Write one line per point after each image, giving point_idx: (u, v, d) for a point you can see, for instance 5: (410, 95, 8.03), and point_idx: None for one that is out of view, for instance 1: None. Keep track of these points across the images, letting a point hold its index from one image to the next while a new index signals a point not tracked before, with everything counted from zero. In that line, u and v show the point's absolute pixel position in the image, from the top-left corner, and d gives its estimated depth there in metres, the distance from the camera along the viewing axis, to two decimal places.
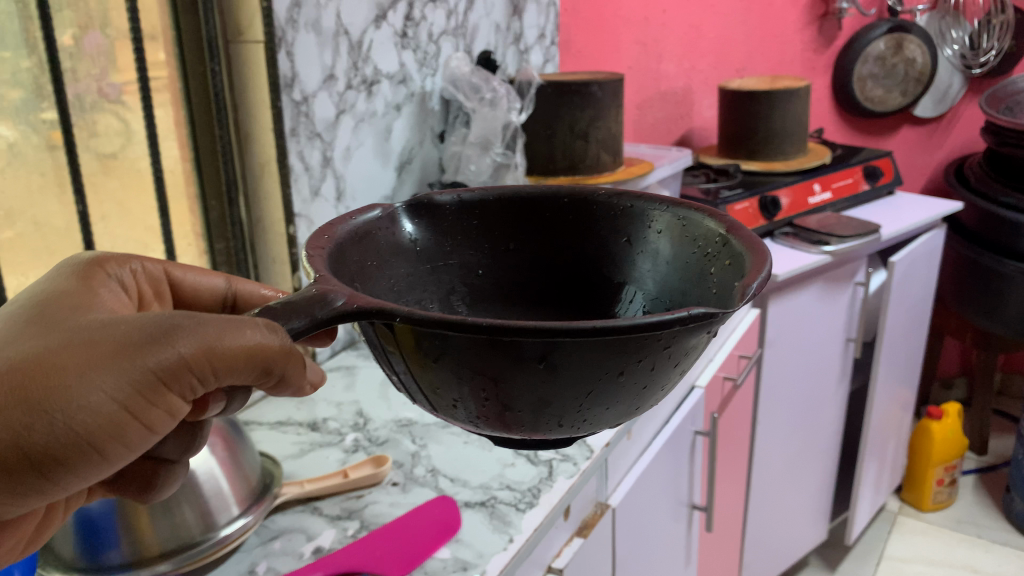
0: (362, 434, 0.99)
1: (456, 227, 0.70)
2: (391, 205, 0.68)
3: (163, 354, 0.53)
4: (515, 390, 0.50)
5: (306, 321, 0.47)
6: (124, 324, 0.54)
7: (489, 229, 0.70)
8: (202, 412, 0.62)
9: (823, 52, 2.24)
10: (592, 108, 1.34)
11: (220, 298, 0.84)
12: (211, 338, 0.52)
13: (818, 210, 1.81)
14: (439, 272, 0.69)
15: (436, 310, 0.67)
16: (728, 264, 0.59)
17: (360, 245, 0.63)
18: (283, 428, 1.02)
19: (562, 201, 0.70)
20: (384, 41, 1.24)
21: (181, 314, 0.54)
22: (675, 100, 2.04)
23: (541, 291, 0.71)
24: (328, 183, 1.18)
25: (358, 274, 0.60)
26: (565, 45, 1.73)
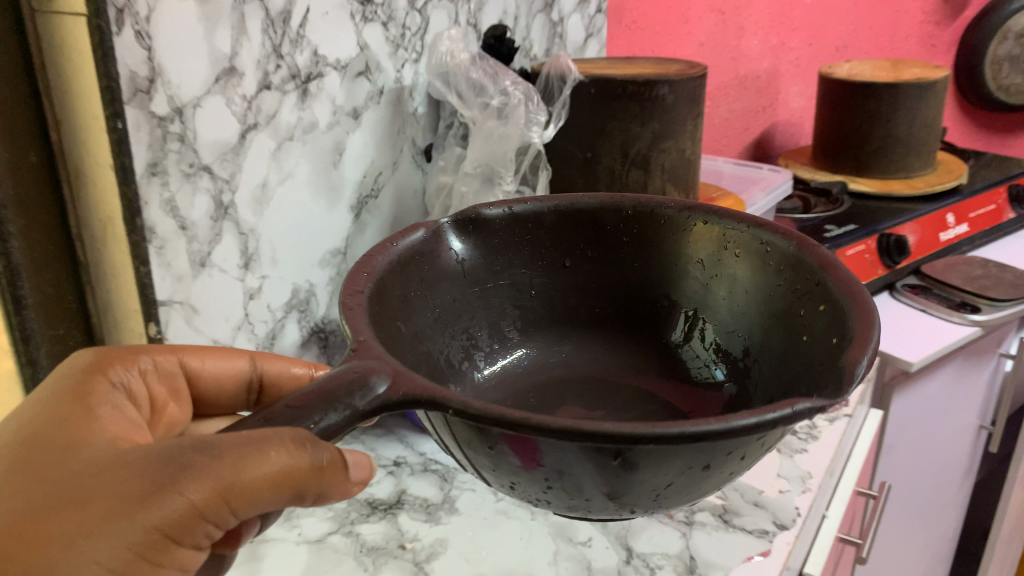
0: None
1: (507, 240, 0.64)
2: (434, 223, 0.61)
3: (168, 508, 0.42)
4: (581, 482, 0.44)
5: (335, 413, 0.40)
6: (127, 466, 0.43)
7: (543, 244, 0.65)
8: (237, 540, 0.54)
9: (947, 25, 1.73)
10: (659, 125, 0.86)
11: (245, 385, 0.64)
12: (231, 474, 0.43)
13: (953, 250, 1.32)
14: (488, 296, 0.64)
15: (479, 338, 0.65)
16: (828, 312, 0.51)
17: (420, 271, 0.59)
18: None
19: (628, 215, 0.65)
20: (331, 10, 0.76)
21: (193, 443, 0.44)
22: (758, 88, 1.54)
23: (599, 312, 0.68)
24: (225, 244, 0.72)
25: (398, 315, 0.54)
26: (616, 15, 1.24)
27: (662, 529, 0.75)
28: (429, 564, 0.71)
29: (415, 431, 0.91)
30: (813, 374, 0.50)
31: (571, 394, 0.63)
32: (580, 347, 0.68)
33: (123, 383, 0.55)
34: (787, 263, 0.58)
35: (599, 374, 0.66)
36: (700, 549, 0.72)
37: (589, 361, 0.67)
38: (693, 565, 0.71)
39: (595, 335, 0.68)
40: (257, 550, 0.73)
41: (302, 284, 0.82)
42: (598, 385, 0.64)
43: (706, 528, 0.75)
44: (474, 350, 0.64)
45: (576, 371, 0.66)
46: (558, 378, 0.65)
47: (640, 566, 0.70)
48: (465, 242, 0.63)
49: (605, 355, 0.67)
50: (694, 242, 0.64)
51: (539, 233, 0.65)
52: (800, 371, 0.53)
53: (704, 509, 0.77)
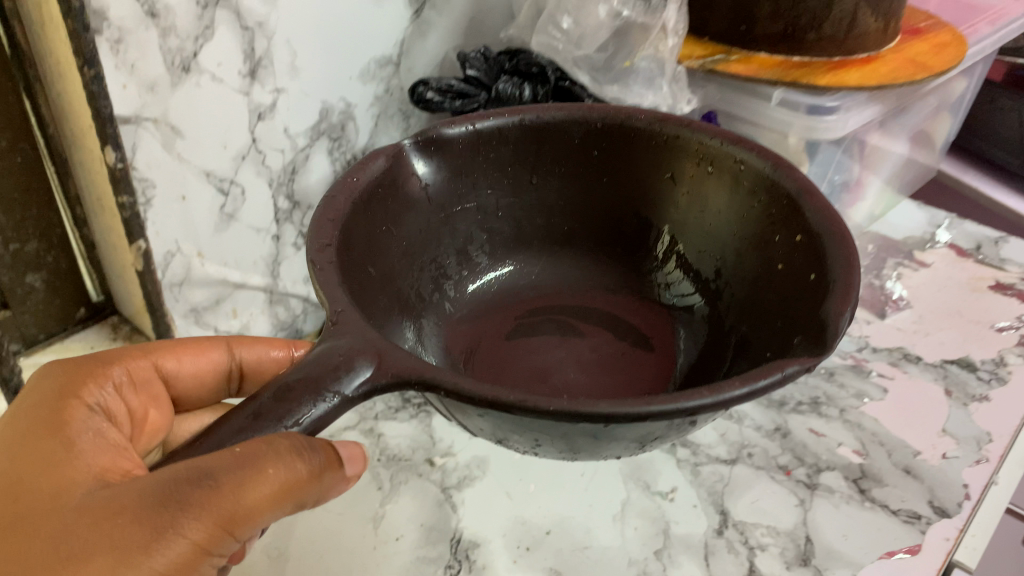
0: None
1: (472, 162, 0.54)
2: (394, 148, 0.50)
3: (164, 557, 0.30)
4: (574, 446, 0.37)
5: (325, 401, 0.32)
6: (121, 507, 0.31)
7: (508, 165, 0.55)
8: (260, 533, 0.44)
9: None
10: None
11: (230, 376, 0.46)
12: (231, 505, 0.31)
13: None
14: (453, 223, 0.55)
15: (450, 271, 0.56)
16: (810, 243, 0.45)
17: (377, 211, 0.48)
18: None
19: (604, 135, 0.55)
20: None
21: (183, 472, 0.31)
22: None
23: (566, 230, 0.59)
24: (223, 40, 0.50)
25: (370, 261, 0.46)
26: None
27: (773, 492, 0.56)
28: (459, 492, 0.56)
29: None
30: (781, 322, 0.45)
31: (547, 323, 0.56)
32: (543, 266, 0.60)
33: (98, 404, 0.38)
34: (759, 195, 0.50)
35: (568, 304, 0.58)
36: (822, 529, 0.53)
37: (555, 282, 0.59)
38: (810, 552, 0.52)
39: (563, 251, 0.60)
40: None
41: (335, 103, 0.61)
42: (566, 319, 0.57)
43: (833, 499, 0.55)
44: (443, 280, 0.55)
45: (542, 296, 0.58)
46: (528, 309, 0.57)
47: (736, 542, 0.52)
48: (426, 165, 0.52)
49: (577, 273, 0.60)
50: (669, 156, 0.55)
51: (503, 152, 0.55)
52: (760, 303, 0.49)
53: (834, 469, 0.57)
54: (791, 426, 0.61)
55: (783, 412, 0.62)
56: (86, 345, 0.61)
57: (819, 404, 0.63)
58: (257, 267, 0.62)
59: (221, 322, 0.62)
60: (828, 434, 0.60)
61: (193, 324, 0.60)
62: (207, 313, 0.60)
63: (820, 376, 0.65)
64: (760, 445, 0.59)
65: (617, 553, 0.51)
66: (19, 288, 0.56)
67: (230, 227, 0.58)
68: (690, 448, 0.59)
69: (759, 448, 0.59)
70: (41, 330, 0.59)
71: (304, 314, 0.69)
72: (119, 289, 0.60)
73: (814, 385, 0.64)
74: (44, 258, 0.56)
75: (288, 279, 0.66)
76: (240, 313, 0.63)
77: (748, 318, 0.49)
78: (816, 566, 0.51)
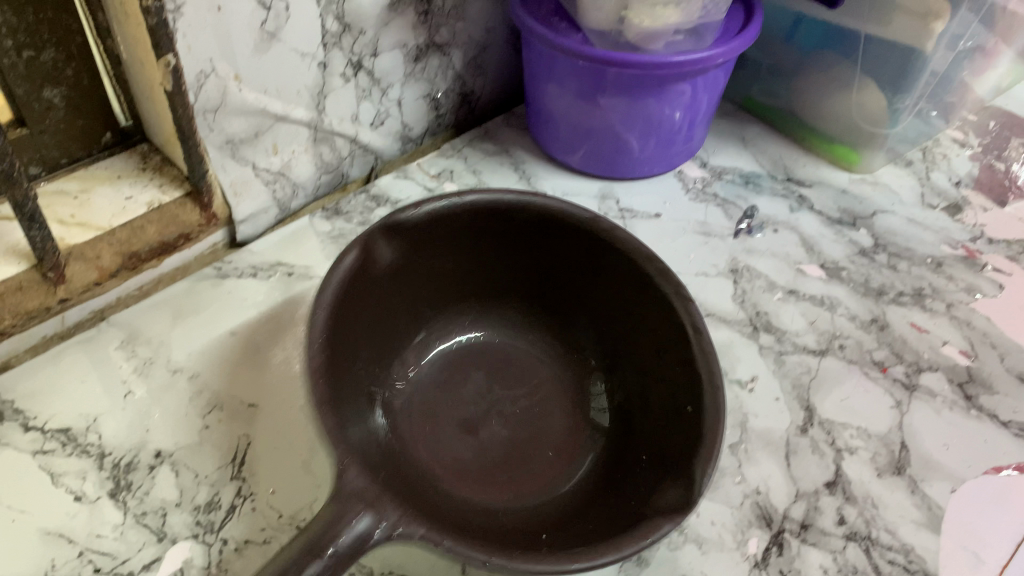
0: (203, 551, 0.41)
1: (432, 235, 0.50)
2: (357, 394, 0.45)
3: None
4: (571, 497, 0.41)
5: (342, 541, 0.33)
6: None
7: (462, 239, 0.52)
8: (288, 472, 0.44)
9: None
10: None
11: None
12: None
13: None
14: (412, 288, 0.52)
15: (411, 337, 0.53)
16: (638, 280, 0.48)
17: (361, 327, 0.47)
18: (67, 458, 0.44)
19: (552, 223, 0.50)
20: None
21: None
22: None
23: (509, 288, 0.55)
24: None
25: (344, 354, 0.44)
26: None
27: (866, 390, 0.50)
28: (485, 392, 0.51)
29: (539, 160, 0.67)
30: (665, 457, 0.43)
31: (479, 376, 0.53)
32: (504, 318, 0.56)
33: None
34: (663, 305, 0.46)
35: (519, 364, 0.54)
36: (919, 436, 0.48)
37: (512, 343, 0.56)
38: (904, 461, 0.46)
39: (507, 307, 0.56)
40: (295, 294, 0.54)
41: None
42: (508, 378, 0.53)
43: (934, 404, 0.49)
44: (405, 346, 0.53)
45: (489, 351, 0.55)
46: (471, 362, 0.54)
47: (822, 443, 0.47)
48: (393, 252, 0.48)
49: (531, 338, 0.56)
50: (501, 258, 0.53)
51: (454, 230, 0.51)
52: (655, 428, 0.46)
53: (937, 371, 0.51)
54: (889, 319, 0.54)
55: (881, 303, 0.55)
56: (113, 175, 0.55)
57: (923, 296, 0.56)
58: (302, 98, 0.55)
59: (260, 159, 0.55)
60: (930, 330, 0.54)
61: (229, 159, 0.53)
62: (245, 146, 0.54)
63: (925, 265, 0.58)
64: (854, 337, 0.53)
65: None
66: (36, 104, 0.49)
67: (272, 48, 0.50)
68: (775, 334, 0.53)
69: (852, 340, 0.53)
70: (64, 154, 0.54)
71: (351, 157, 0.62)
72: (148, 113, 0.54)
73: (918, 275, 0.57)
74: (63, 71, 0.49)
75: (335, 116, 0.58)
76: (281, 150, 0.56)
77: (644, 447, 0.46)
78: (911, 476, 0.46)
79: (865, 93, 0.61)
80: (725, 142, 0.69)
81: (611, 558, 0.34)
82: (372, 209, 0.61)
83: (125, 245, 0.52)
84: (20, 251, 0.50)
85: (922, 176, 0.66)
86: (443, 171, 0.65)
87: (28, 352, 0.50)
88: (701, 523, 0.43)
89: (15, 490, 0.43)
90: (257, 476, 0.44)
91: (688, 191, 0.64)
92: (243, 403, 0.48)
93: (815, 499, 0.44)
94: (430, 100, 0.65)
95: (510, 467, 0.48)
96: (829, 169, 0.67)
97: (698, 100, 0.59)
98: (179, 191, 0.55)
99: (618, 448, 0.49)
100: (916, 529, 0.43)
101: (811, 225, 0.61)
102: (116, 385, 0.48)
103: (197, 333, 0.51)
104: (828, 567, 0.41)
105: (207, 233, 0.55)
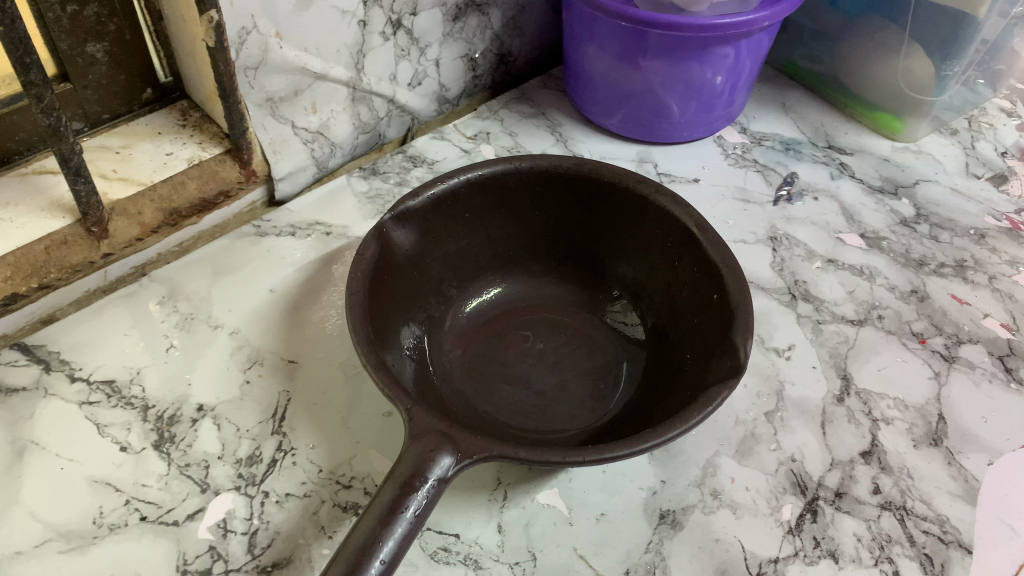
0: (246, 502, 0.42)
1: (436, 215, 0.47)
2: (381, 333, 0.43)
3: None
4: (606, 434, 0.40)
5: (421, 492, 0.33)
6: None
7: (465, 214, 0.49)
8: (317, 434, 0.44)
9: None
10: None
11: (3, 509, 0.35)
12: None
13: None
14: (425, 269, 0.48)
15: (440, 317, 0.50)
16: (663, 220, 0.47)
17: (392, 302, 0.45)
18: (112, 409, 0.45)
19: (545, 174, 0.48)
20: None
21: None
22: None
23: (514, 253, 0.53)
24: None
25: (377, 308, 0.43)
26: None
27: (904, 361, 0.50)
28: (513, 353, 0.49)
29: (576, 123, 0.66)
30: (704, 346, 0.43)
31: (517, 338, 0.50)
32: (517, 283, 0.53)
33: None
34: (687, 239, 0.46)
35: (547, 315, 0.52)
36: (957, 408, 0.47)
37: (531, 298, 0.53)
38: (941, 432, 0.46)
39: (515, 273, 0.53)
40: (333, 253, 0.55)
41: None
42: (542, 331, 0.51)
43: (973, 376, 0.49)
44: (438, 328, 0.49)
45: (513, 311, 0.52)
46: (502, 327, 0.51)
47: (858, 413, 0.47)
48: (402, 233, 0.46)
49: (546, 290, 0.53)
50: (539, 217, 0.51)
51: (455, 210, 0.48)
52: (692, 328, 0.45)
53: (977, 343, 0.51)
54: (930, 290, 0.54)
55: (922, 274, 0.55)
56: (154, 131, 0.55)
57: (965, 268, 0.55)
58: (342, 56, 0.54)
59: (299, 117, 0.55)
60: (971, 303, 0.53)
61: (269, 117, 0.53)
62: (284, 105, 0.54)
63: (968, 237, 0.57)
64: (893, 308, 0.52)
65: (722, 411, 0.46)
66: (79, 58, 0.49)
67: (314, 6, 0.50)
68: (813, 303, 0.52)
69: (891, 311, 0.52)
70: (106, 109, 0.54)
71: (388, 117, 0.62)
72: (189, 69, 0.54)
73: (961, 247, 0.57)
74: (106, 26, 0.49)
75: (373, 75, 0.58)
76: (320, 109, 0.56)
77: (685, 353, 0.45)
78: (947, 448, 0.46)
79: (913, 59, 0.60)
80: (765, 108, 0.68)
81: (676, 431, 0.36)
82: (408, 170, 0.61)
83: (165, 202, 0.52)
84: (65, 206, 0.50)
85: (967, 146, 0.65)
86: (480, 132, 0.65)
87: (72, 305, 0.51)
88: (735, 488, 0.43)
89: (63, 439, 0.44)
90: (297, 431, 0.45)
91: (726, 157, 0.63)
92: (282, 359, 0.49)
93: (850, 468, 0.44)
94: (467, 60, 0.64)
95: (550, 405, 0.46)
96: (871, 136, 0.66)
97: (741, 64, 0.58)
98: (218, 148, 0.55)
99: (657, 369, 0.47)
100: (951, 500, 0.43)
101: (852, 193, 0.60)
102: (158, 339, 0.49)
103: (237, 289, 0.52)
104: (862, 535, 0.42)
105: (246, 191, 0.56)
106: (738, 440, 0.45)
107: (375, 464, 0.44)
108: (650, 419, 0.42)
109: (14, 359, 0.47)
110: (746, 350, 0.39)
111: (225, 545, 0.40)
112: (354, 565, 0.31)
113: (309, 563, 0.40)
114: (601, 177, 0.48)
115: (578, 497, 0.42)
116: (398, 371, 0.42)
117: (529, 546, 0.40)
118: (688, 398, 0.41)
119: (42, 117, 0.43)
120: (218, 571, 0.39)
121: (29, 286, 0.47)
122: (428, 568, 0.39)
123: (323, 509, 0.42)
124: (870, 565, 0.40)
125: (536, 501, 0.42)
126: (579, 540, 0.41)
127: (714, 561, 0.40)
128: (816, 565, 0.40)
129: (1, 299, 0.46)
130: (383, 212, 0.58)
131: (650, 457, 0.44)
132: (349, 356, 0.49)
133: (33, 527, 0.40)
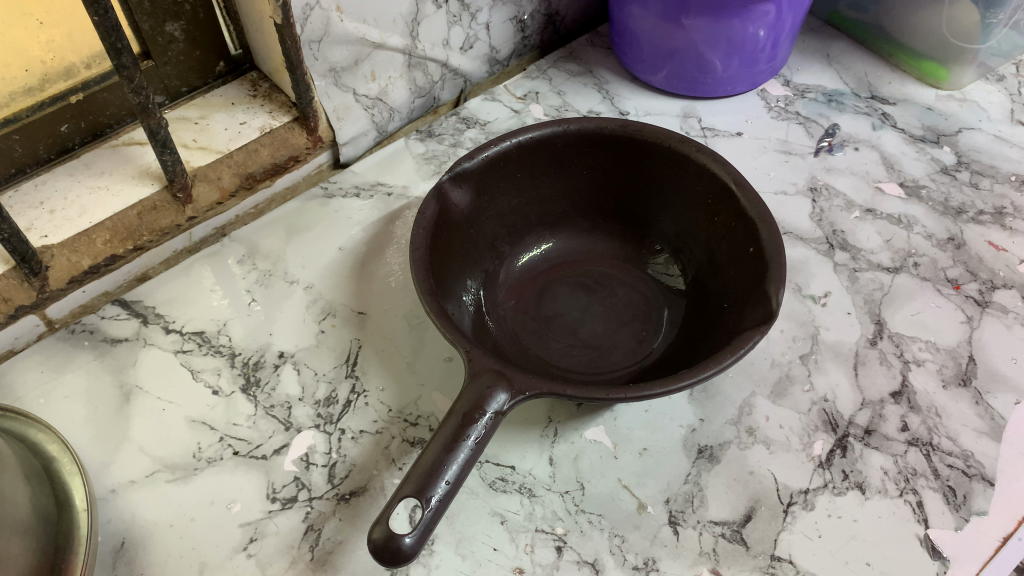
0: (325, 439, 0.47)
1: (490, 174, 0.51)
2: (444, 289, 0.47)
3: None
4: None
5: (480, 423, 0.37)
6: None
7: (516, 174, 0.52)
8: (386, 385, 0.50)
9: None
10: None
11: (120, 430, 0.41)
12: None
13: None
14: (480, 226, 0.52)
15: (495, 272, 0.54)
16: (708, 180, 0.49)
17: (452, 255, 0.49)
18: (204, 357, 0.51)
19: (591, 134, 0.51)
20: None
21: None
22: None
23: (563, 210, 0.56)
24: None
25: (439, 262, 0.47)
26: None
27: (937, 306, 0.52)
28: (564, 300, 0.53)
29: (622, 80, 0.68)
30: (739, 293, 0.46)
31: (566, 290, 0.54)
32: (564, 239, 0.57)
33: None
34: (726, 195, 0.48)
35: (592, 269, 0.55)
36: (989, 351, 0.50)
37: (577, 252, 0.56)
38: (971, 374, 0.49)
39: (563, 230, 0.57)
40: (395, 213, 0.59)
41: None
42: (589, 283, 0.54)
43: (1006, 320, 0.51)
44: (493, 282, 0.53)
45: (561, 265, 0.55)
46: (551, 281, 0.54)
47: (890, 355, 0.49)
48: (459, 193, 0.49)
49: (592, 245, 0.56)
50: (589, 175, 0.54)
51: (507, 170, 0.51)
52: (729, 277, 0.48)
53: (1011, 288, 0.53)
54: (967, 237, 0.56)
55: (960, 222, 0.57)
56: (228, 102, 0.60)
57: (1004, 215, 0.57)
58: (398, 26, 0.57)
59: (360, 85, 0.59)
60: (1008, 249, 0.55)
61: (332, 86, 0.57)
62: (346, 74, 0.57)
63: (1008, 183, 0.59)
64: (929, 256, 0.55)
65: (760, 354, 0.49)
66: (159, 38, 0.53)
67: None
68: (850, 252, 0.55)
69: (927, 259, 0.55)
70: (184, 83, 0.58)
71: (441, 81, 0.65)
72: (258, 43, 0.58)
73: (1001, 194, 0.59)
74: (182, 6, 0.53)
75: (427, 42, 0.61)
76: (379, 76, 0.60)
77: (722, 301, 0.48)
78: (976, 388, 0.48)
79: (958, 8, 0.61)
80: (810, 60, 0.70)
81: (711, 370, 0.39)
82: (462, 131, 0.65)
83: (241, 167, 0.57)
84: (153, 173, 0.55)
85: (1013, 92, 0.66)
86: (529, 93, 0.68)
87: (162, 264, 0.56)
88: (770, 426, 0.46)
89: (163, 384, 0.49)
90: (368, 375, 0.50)
91: (770, 110, 0.65)
92: (352, 311, 0.53)
93: (880, 407, 0.47)
94: (516, 22, 0.67)
95: (596, 350, 0.50)
96: (916, 85, 0.67)
97: (782, 19, 0.59)
98: (287, 117, 0.59)
99: (694, 317, 0.50)
100: (977, 437, 0.46)
101: (893, 143, 0.62)
102: (240, 294, 0.54)
103: (309, 247, 0.57)
104: (889, 469, 0.45)
105: (314, 155, 0.60)
106: (774, 381, 0.48)
107: (439, 404, 0.49)
108: (688, 363, 0.46)
109: (115, 314, 0.53)
110: (777, 297, 0.42)
111: (308, 476, 0.45)
112: (422, 484, 0.36)
113: (382, 491, 0.45)
114: (643, 137, 0.51)
115: (623, 434, 0.46)
116: (457, 319, 0.46)
117: (578, 477, 0.45)
118: (726, 340, 0.44)
119: (133, 96, 0.46)
120: (303, 498, 0.45)
121: (125, 248, 0.52)
122: (488, 495, 0.44)
123: (392, 444, 0.47)
124: (895, 495, 0.44)
125: (584, 436, 0.46)
126: (623, 471, 0.45)
127: (749, 491, 0.44)
128: (844, 496, 0.44)
129: (102, 261, 0.52)
130: (439, 173, 0.62)
131: (690, 397, 0.48)
132: (412, 307, 0.54)
133: (144, 460, 0.46)
